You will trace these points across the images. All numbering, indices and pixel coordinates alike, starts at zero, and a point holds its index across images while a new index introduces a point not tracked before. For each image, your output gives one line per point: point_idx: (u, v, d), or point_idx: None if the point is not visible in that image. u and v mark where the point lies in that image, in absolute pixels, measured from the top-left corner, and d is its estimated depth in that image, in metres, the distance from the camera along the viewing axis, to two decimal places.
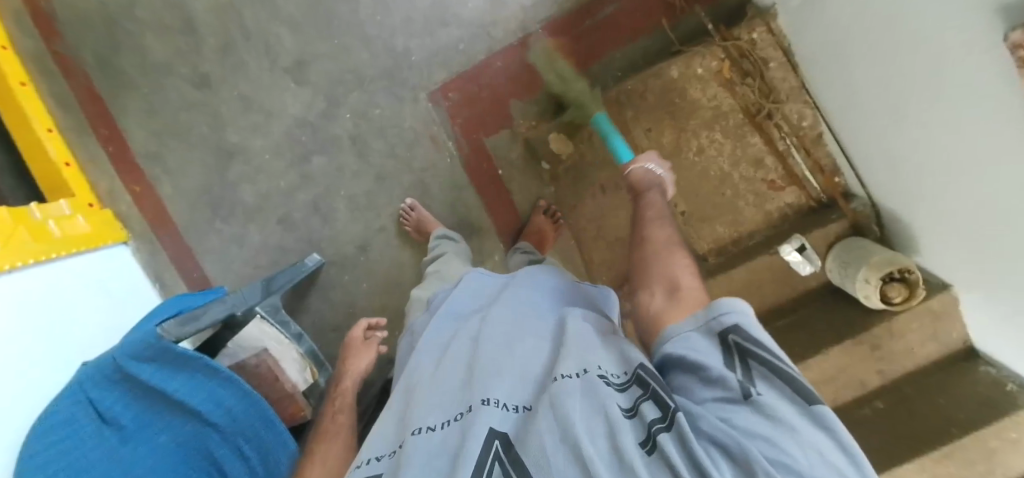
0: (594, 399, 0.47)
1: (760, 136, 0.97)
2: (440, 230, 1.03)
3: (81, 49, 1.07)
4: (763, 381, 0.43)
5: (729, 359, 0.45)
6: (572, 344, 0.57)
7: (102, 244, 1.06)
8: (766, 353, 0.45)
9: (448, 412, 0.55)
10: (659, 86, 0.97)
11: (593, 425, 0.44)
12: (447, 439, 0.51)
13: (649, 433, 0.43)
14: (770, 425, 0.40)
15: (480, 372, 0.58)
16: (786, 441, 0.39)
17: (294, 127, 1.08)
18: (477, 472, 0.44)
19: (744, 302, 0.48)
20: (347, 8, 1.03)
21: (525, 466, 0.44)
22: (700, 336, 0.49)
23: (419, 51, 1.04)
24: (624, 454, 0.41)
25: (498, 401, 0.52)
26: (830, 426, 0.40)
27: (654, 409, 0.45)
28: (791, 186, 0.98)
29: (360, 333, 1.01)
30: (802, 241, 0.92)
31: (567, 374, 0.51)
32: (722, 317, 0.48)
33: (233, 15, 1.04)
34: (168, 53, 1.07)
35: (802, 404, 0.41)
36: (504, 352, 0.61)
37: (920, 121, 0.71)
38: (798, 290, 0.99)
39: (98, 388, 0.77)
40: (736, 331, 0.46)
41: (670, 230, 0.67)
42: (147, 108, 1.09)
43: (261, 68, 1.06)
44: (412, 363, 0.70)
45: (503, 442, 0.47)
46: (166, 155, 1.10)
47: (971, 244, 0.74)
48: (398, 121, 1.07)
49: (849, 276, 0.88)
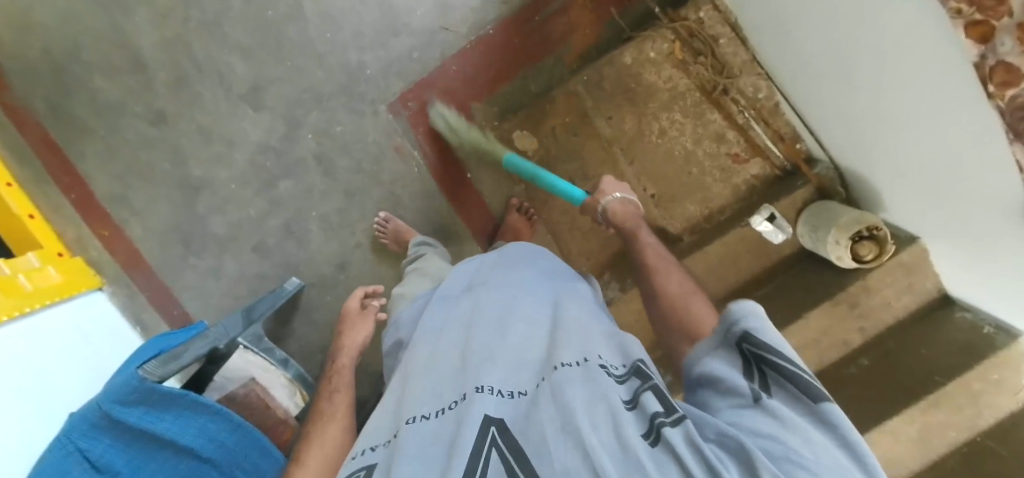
0: (595, 390, 0.48)
1: (718, 112, 0.98)
2: (419, 237, 1.03)
3: (31, 99, 1.06)
4: (777, 385, 0.45)
5: (747, 368, 0.48)
6: (568, 333, 0.60)
7: (76, 292, 1.04)
8: (776, 355, 0.47)
9: (442, 401, 0.55)
10: (614, 72, 0.98)
11: (594, 412, 0.45)
12: (442, 426, 0.50)
13: (652, 425, 0.43)
14: (776, 423, 0.41)
15: (475, 358, 0.58)
16: (793, 438, 0.39)
17: (257, 153, 1.07)
18: (474, 453, 0.44)
19: (756, 308, 0.51)
20: (296, 29, 1.02)
21: (523, 453, 0.44)
22: (724, 350, 0.52)
23: (373, 64, 1.04)
24: (626, 441, 0.41)
25: (493, 388, 0.52)
26: (835, 423, 0.40)
27: (657, 403, 0.46)
28: (754, 157, 0.99)
29: (356, 303, 1.01)
30: (772, 210, 0.94)
31: (567, 362, 0.53)
32: (736, 324, 0.51)
33: (182, 49, 1.04)
34: (121, 93, 1.05)
35: (806, 404, 0.42)
36: (496, 338, 0.62)
37: (870, 80, 0.72)
38: (774, 259, 1.00)
39: (86, 437, 0.74)
40: (747, 337, 0.49)
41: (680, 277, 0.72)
42: (106, 151, 1.08)
43: (217, 98, 1.05)
44: (406, 353, 0.70)
45: (499, 428, 0.47)
46: (131, 196, 1.09)
47: (932, 196, 0.75)
48: (361, 136, 1.07)
49: (820, 240, 0.90)
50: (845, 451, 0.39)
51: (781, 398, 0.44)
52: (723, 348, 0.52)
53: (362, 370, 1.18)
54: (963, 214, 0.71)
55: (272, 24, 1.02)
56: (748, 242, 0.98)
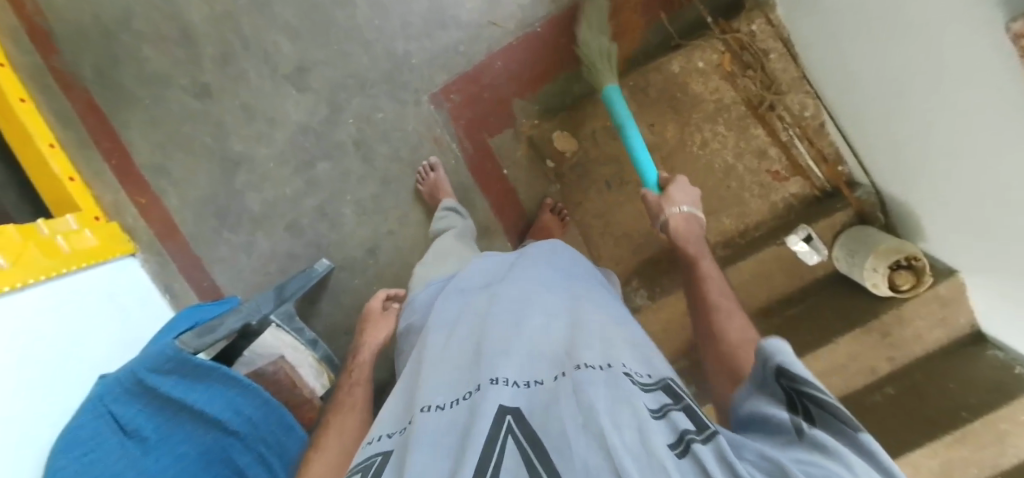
0: (618, 391, 0.48)
1: (762, 128, 0.97)
2: (449, 202, 1.03)
3: (81, 65, 1.08)
4: (819, 415, 0.44)
5: (788, 400, 0.47)
6: (589, 334, 0.59)
7: (111, 257, 1.07)
8: (815, 386, 0.45)
9: (456, 391, 0.55)
10: (660, 80, 0.97)
11: (618, 413, 0.44)
12: (457, 415, 0.50)
13: (681, 439, 0.42)
14: (818, 451, 0.40)
15: (492, 350, 0.58)
16: (835, 465, 0.38)
17: (298, 134, 1.08)
18: (489, 443, 0.44)
19: (786, 340, 0.50)
20: (344, 13, 1.03)
21: (541, 444, 0.44)
22: (763, 385, 0.51)
23: (419, 54, 1.04)
24: (651, 447, 0.40)
25: (508, 380, 0.52)
26: (876, 455, 0.40)
27: (687, 420, 0.45)
28: (795, 176, 0.99)
29: (379, 303, 1.01)
30: (809, 232, 0.94)
31: (589, 363, 0.52)
32: (769, 357, 0.50)
33: (231, 25, 1.04)
34: (167, 64, 1.06)
35: (847, 431, 0.41)
36: (513, 330, 0.61)
37: (922, 104, 0.71)
38: (806, 280, 0.99)
39: (120, 402, 0.78)
40: (784, 371, 0.48)
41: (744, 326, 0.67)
42: (148, 120, 1.09)
43: (261, 77, 1.06)
44: (420, 341, 0.71)
45: (515, 416, 0.47)
46: (171, 167, 1.11)
47: (974, 228, 0.75)
48: (401, 124, 1.07)
49: (857, 266, 0.89)
50: None
51: (824, 429, 0.42)
52: (762, 386, 0.51)
53: (385, 355, 1.20)
54: (1006, 238, 0.69)
55: (322, 7, 1.03)
56: (782, 261, 0.97)
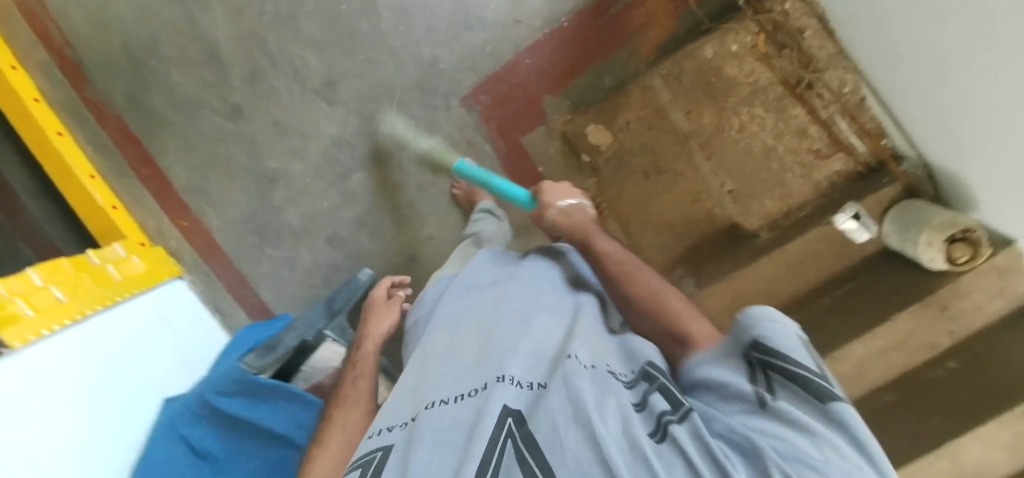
0: (604, 388, 0.50)
1: (801, 107, 0.95)
2: (485, 203, 1.04)
3: (113, 94, 1.09)
4: (784, 388, 0.45)
5: (753, 371, 0.48)
6: (581, 331, 0.62)
7: (160, 281, 1.09)
8: (785, 360, 0.46)
9: (461, 387, 0.56)
10: (694, 65, 0.96)
11: (605, 407, 0.46)
12: (461, 410, 0.52)
13: (660, 423, 0.45)
14: (782, 424, 0.42)
15: (498, 349, 0.59)
16: (799, 437, 0.40)
17: (331, 147, 1.09)
18: (491, 443, 0.45)
19: (768, 311, 0.51)
20: (369, 22, 1.02)
21: (535, 441, 0.45)
22: (728, 356, 0.52)
23: (446, 58, 1.04)
24: (635, 438, 0.42)
25: (513, 379, 0.53)
26: (843, 421, 0.41)
27: (664, 402, 0.48)
28: (837, 153, 0.97)
29: (383, 291, 0.96)
30: (857, 209, 0.92)
31: (579, 358, 0.55)
32: (745, 329, 0.51)
33: (257, 43, 1.04)
34: (197, 87, 1.07)
35: (816, 406, 0.43)
36: (519, 327, 0.62)
37: (964, 72, 0.69)
38: (854, 258, 0.98)
39: (189, 424, 0.81)
40: (756, 345, 0.49)
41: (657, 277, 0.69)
42: (183, 144, 1.10)
43: (292, 93, 1.06)
44: (426, 335, 0.72)
45: (516, 419, 0.48)
46: (209, 188, 1.12)
47: (1015, 192, 0.73)
48: (434, 130, 1.08)
49: (910, 240, 0.87)
50: (854, 448, 0.39)
51: (789, 400, 0.44)
52: (732, 355, 0.52)
53: None
54: None
55: (346, 17, 1.02)
56: (830, 240, 0.96)
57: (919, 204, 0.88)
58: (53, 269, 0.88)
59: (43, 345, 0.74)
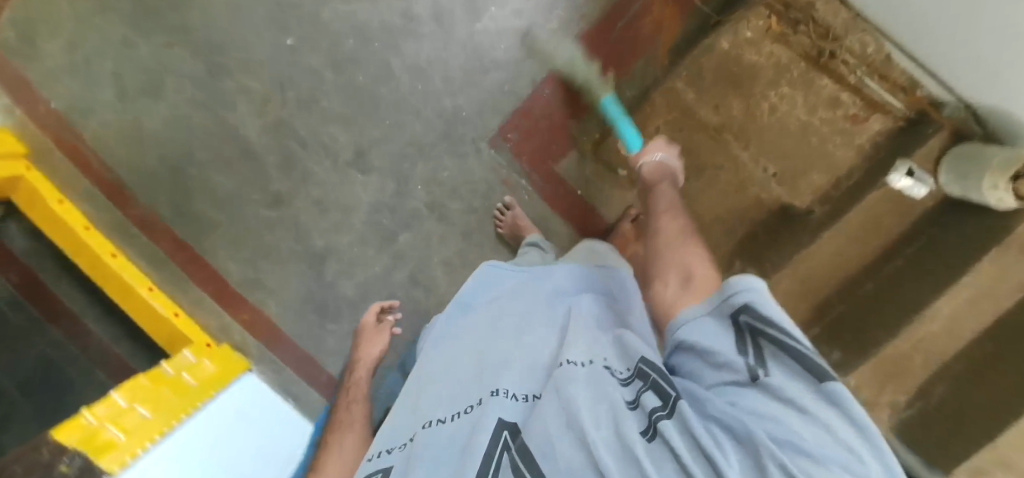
0: (596, 388, 0.53)
1: (828, 77, 0.96)
2: (530, 238, 1.01)
3: (158, 208, 1.13)
4: (776, 360, 0.44)
5: (741, 340, 0.46)
6: (577, 334, 0.65)
7: (234, 377, 1.10)
8: (776, 330, 0.44)
9: (459, 405, 0.63)
10: (715, 61, 0.97)
11: (597, 412, 0.50)
12: (460, 428, 0.59)
13: (650, 420, 0.47)
14: (778, 405, 0.41)
15: (494, 365, 0.65)
16: (795, 422, 0.40)
17: (372, 214, 1.11)
18: (488, 457, 0.52)
19: (753, 277, 0.47)
20: (387, 89, 1.06)
21: (529, 452, 0.50)
22: (713, 317, 0.49)
23: (467, 106, 1.07)
24: (624, 439, 0.46)
25: (507, 392, 0.59)
26: (844, 403, 0.40)
27: (654, 398, 0.49)
28: (874, 114, 0.96)
29: (372, 318, 1.06)
30: (910, 165, 0.91)
31: (574, 359, 0.58)
32: (733, 296, 0.47)
33: (286, 130, 1.08)
34: (237, 184, 1.11)
35: (810, 382, 0.41)
36: (514, 342, 0.68)
37: (986, 9, 0.67)
38: (916, 213, 0.96)
39: None
40: (746, 310, 0.46)
41: (682, 221, 0.67)
42: (231, 241, 1.13)
43: (326, 169, 1.09)
44: (425, 354, 0.79)
45: (511, 431, 0.54)
46: (263, 278, 1.14)
47: None
48: (468, 177, 1.10)
49: (973, 185, 0.85)
50: (852, 428, 0.39)
51: (782, 373, 0.43)
52: (715, 317, 0.48)
53: None
54: None
55: (366, 89, 1.06)
56: (885, 202, 0.94)
57: (976, 147, 0.86)
58: (133, 387, 0.91)
59: (140, 468, 0.75)
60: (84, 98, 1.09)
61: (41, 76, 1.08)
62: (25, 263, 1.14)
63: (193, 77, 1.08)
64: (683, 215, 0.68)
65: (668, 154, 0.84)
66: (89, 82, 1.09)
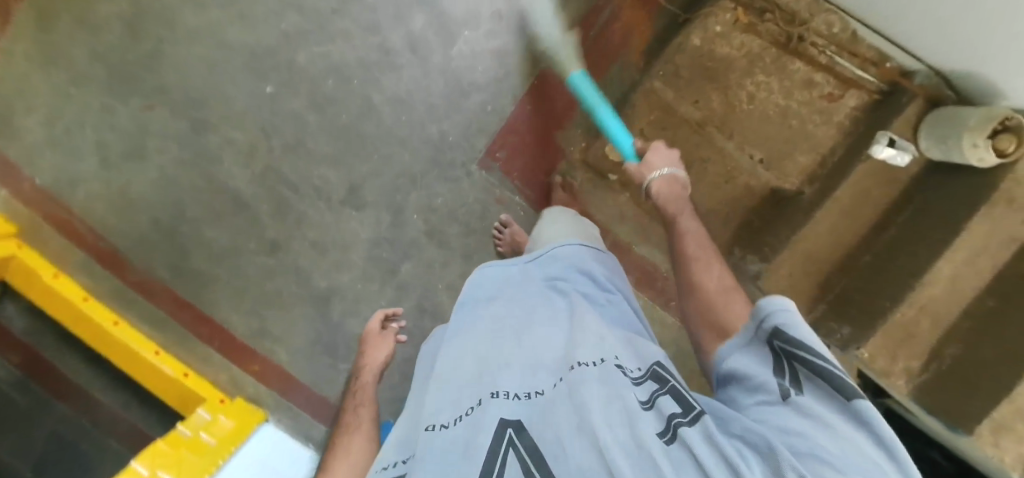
0: (611, 388, 0.51)
1: (799, 60, 0.98)
2: None
3: (156, 270, 1.13)
4: (809, 381, 0.46)
5: (777, 362, 0.49)
6: (582, 334, 0.62)
7: (252, 430, 1.09)
8: (809, 353, 0.47)
9: (459, 408, 0.58)
10: (687, 58, 1.00)
11: (611, 412, 0.48)
12: (459, 431, 0.53)
13: (670, 425, 0.46)
14: (805, 421, 0.42)
15: (495, 365, 0.62)
16: (821, 436, 0.41)
17: (372, 248, 1.11)
18: (492, 455, 0.48)
19: (787, 302, 0.50)
20: (371, 124, 1.07)
21: (540, 454, 0.47)
22: (754, 345, 0.52)
23: (453, 130, 1.07)
24: (641, 440, 0.43)
25: (509, 394, 0.57)
26: (870, 421, 0.41)
27: (673, 404, 0.49)
28: (848, 90, 0.99)
29: (376, 324, 1.02)
30: (890, 135, 0.92)
31: (582, 362, 0.56)
32: (767, 320, 0.51)
33: (276, 177, 1.09)
34: (233, 236, 1.11)
35: (838, 401, 0.43)
36: (516, 343, 0.65)
37: None
38: (903, 182, 0.97)
39: None
40: (778, 334, 0.49)
41: (719, 273, 0.69)
42: (233, 294, 1.13)
43: (320, 210, 1.10)
44: (426, 364, 0.75)
45: (516, 428, 0.50)
46: (269, 326, 1.14)
47: None
48: (462, 200, 1.11)
49: (954, 147, 0.86)
50: (878, 447, 0.40)
51: (812, 394, 0.45)
52: (757, 343, 0.52)
53: None
54: None
55: (350, 126, 1.07)
56: (871, 174, 0.95)
57: (954, 108, 0.89)
58: (154, 454, 0.90)
59: None
60: (68, 169, 1.09)
61: (24, 153, 1.08)
62: (27, 342, 1.13)
63: (176, 134, 1.08)
64: (721, 269, 0.69)
65: (673, 166, 0.83)
66: (72, 154, 1.09)
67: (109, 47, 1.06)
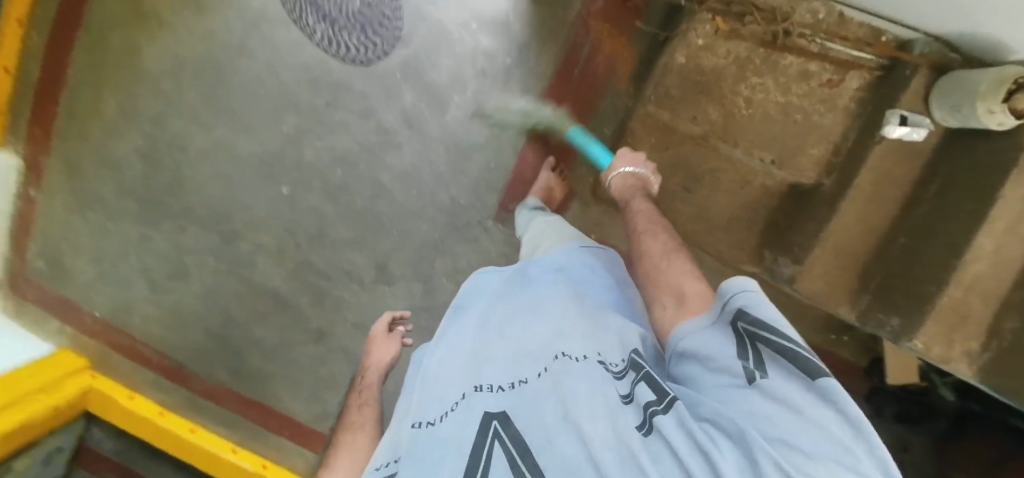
0: (594, 378, 0.48)
1: (790, 53, 0.96)
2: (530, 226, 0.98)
3: (217, 374, 1.20)
4: (772, 362, 0.44)
5: (741, 345, 0.47)
6: (567, 323, 0.58)
7: None
8: (771, 333, 0.45)
9: (445, 403, 0.55)
10: (676, 77, 0.99)
11: (591, 403, 0.45)
12: (446, 428, 0.51)
13: (647, 416, 0.44)
14: (775, 404, 0.40)
15: (480, 361, 0.59)
16: (791, 418, 0.38)
17: (411, 319, 1.14)
18: (477, 450, 0.46)
19: (751, 282, 0.49)
20: (385, 204, 1.11)
21: (525, 445, 0.45)
22: (716, 325, 0.50)
23: (463, 194, 1.11)
24: (621, 435, 0.42)
25: (491, 386, 0.54)
26: (836, 399, 0.39)
27: (649, 392, 0.47)
28: (849, 72, 0.97)
29: (384, 326, 1.02)
30: (901, 113, 0.88)
31: (569, 353, 0.53)
32: (731, 302, 0.49)
33: (307, 270, 1.14)
34: (281, 332, 1.17)
35: (804, 381, 0.41)
36: (498, 336, 0.62)
37: None
38: (925, 155, 0.94)
39: None
40: (742, 316, 0.47)
41: (663, 240, 0.73)
42: (292, 384, 1.19)
43: (355, 292, 1.15)
44: (415, 366, 0.73)
45: (501, 419, 0.48)
46: (330, 408, 1.19)
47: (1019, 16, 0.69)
48: (486, 256, 1.13)
49: (969, 115, 0.83)
50: (844, 425, 0.38)
51: (778, 373, 0.43)
52: (718, 324, 0.50)
53: None
54: None
55: (365, 209, 1.11)
56: (889, 156, 0.93)
57: (960, 72, 0.85)
58: None
59: None
60: (121, 299, 1.17)
61: (80, 293, 1.17)
62: (115, 460, 1.21)
63: (208, 248, 1.14)
64: (665, 235, 0.75)
65: (633, 163, 0.90)
66: (121, 285, 1.16)
67: (132, 181, 1.13)
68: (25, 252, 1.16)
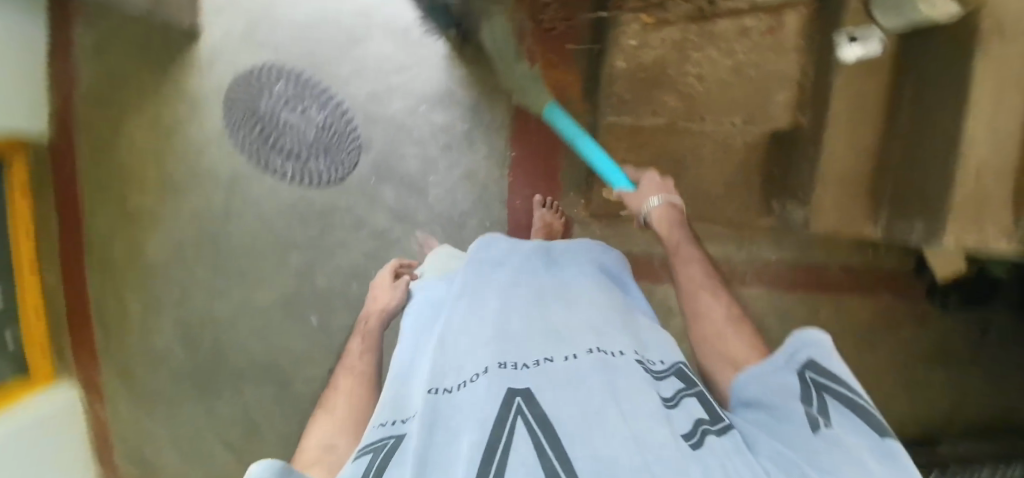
0: (638, 380, 0.47)
1: (721, 16, 0.93)
2: None
3: None
4: (837, 414, 0.44)
5: (805, 394, 0.47)
6: (602, 320, 0.55)
7: None
8: (840, 389, 0.45)
9: (464, 369, 0.49)
10: (623, 81, 1.00)
11: (639, 405, 0.44)
12: (468, 398, 0.45)
13: (697, 428, 0.44)
14: (836, 449, 0.40)
15: (501, 330, 0.52)
16: (851, 463, 0.38)
17: None
18: (499, 426, 0.40)
19: (824, 333, 0.49)
20: None
21: (553, 429, 0.40)
22: (779, 371, 0.50)
23: None
24: (676, 445, 0.40)
25: (516, 363, 0.48)
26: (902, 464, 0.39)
27: (702, 410, 0.48)
28: (784, 14, 0.94)
29: (387, 274, 0.95)
30: (849, 33, 0.88)
31: (603, 348, 0.50)
32: (799, 351, 0.49)
33: None
34: None
35: (869, 437, 0.41)
36: (515, 309, 0.56)
37: None
38: (889, 63, 0.91)
39: None
40: (811, 364, 0.48)
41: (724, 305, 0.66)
42: None
43: None
44: (410, 330, 0.67)
45: (525, 397, 0.43)
46: None
47: None
48: None
49: (911, 11, 0.80)
50: None
51: (843, 425, 0.43)
52: (780, 371, 0.50)
53: None
54: None
55: None
56: (854, 81, 0.91)
57: None
58: None
59: None
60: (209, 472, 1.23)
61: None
62: None
63: (269, 397, 1.20)
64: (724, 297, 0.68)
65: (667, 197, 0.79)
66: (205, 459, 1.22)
67: (179, 366, 1.19)
68: (116, 468, 1.24)
